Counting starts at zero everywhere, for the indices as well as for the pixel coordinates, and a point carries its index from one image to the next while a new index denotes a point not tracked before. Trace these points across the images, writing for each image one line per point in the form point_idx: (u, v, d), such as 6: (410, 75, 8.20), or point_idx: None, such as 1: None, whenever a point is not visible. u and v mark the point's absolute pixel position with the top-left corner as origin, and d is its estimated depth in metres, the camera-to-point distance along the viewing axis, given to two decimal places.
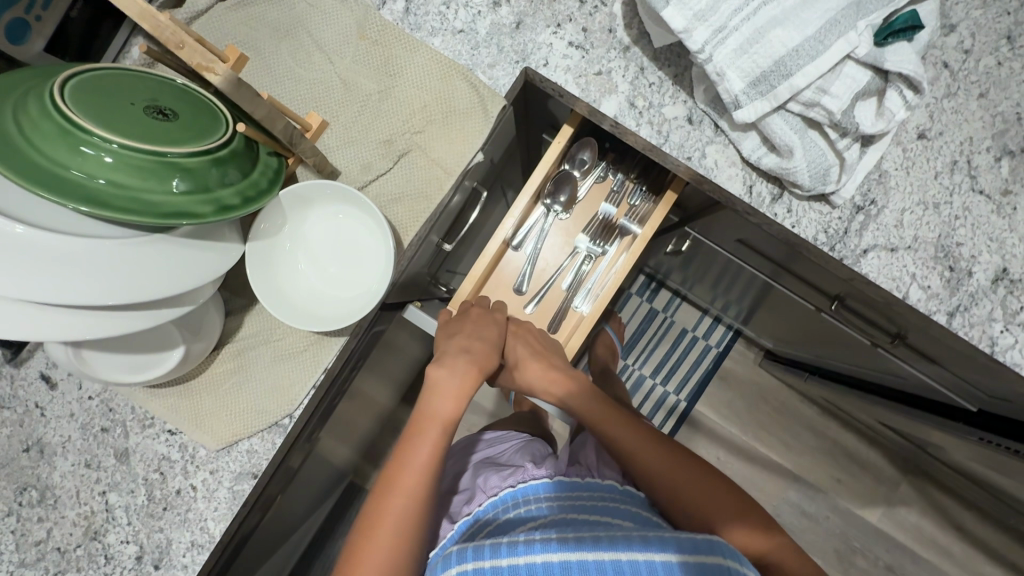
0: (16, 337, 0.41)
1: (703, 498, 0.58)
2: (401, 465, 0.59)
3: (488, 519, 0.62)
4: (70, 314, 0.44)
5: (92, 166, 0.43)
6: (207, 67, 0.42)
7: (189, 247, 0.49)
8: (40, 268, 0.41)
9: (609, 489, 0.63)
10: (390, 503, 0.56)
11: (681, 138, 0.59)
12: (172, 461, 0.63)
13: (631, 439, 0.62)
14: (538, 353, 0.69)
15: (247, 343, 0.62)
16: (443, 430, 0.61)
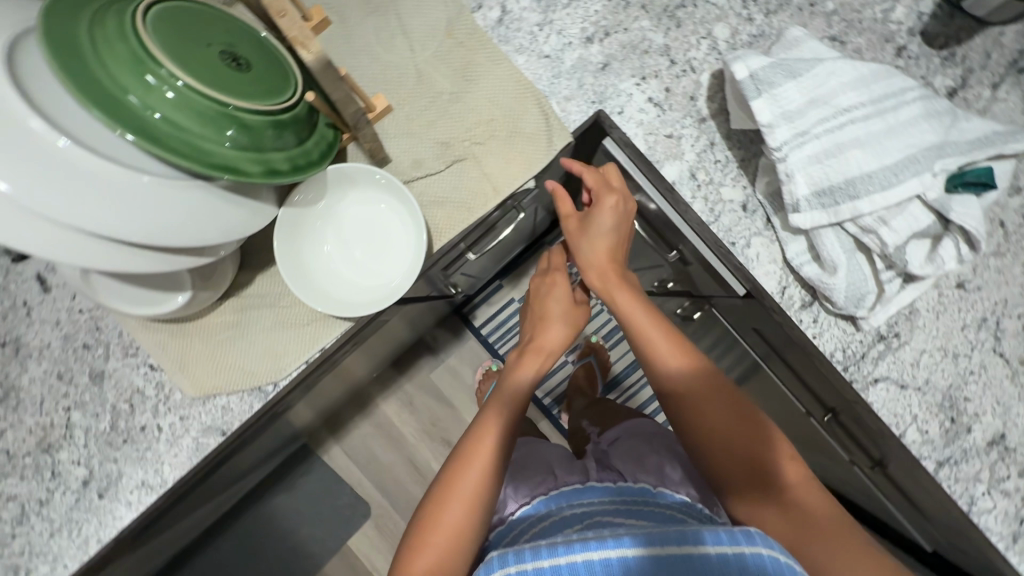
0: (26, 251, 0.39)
1: (747, 462, 0.52)
2: (476, 428, 0.59)
3: (528, 522, 0.61)
4: (87, 239, 0.42)
5: (151, 98, 0.42)
6: (300, 39, 0.42)
7: (223, 200, 0.48)
8: (71, 187, 0.39)
9: (648, 496, 0.63)
10: (463, 469, 0.55)
11: (730, 222, 0.59)
12: (144, 396, 0.61)
13: (681, 377, 0.55)
14: (609, 245, 0.62)
15: (252, 302, 0.61)
16: (513, 400, 0.61)
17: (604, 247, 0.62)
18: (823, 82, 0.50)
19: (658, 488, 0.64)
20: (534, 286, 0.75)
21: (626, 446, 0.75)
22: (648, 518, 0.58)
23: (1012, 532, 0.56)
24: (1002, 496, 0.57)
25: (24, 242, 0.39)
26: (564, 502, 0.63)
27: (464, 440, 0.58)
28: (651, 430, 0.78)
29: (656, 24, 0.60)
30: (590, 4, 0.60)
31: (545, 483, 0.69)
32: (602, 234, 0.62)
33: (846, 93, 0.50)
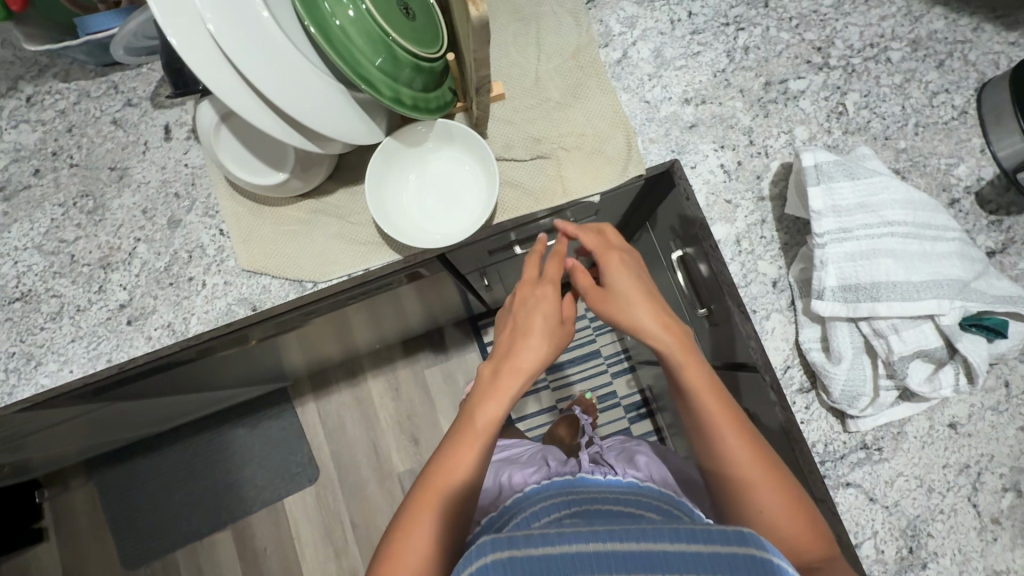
0: (195, 70, 0.49)
1: (776, 513, 0.52)
2: (438, 469, 0.55)
3: (515, 511, 0.62)
4: (243, 91, 0.51)
5: (339, 10, 0.52)
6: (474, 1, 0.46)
7: (350, 109, 0.56)
8: (254, 43, 0.50)
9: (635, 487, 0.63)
10: (422, 519, 0.52)
11: (757, 292, 0.64)
12: (203, 253, 0.68)
13: (710, 422, 0.56)
14: (644, 293, 0.62)
15: (327, 209, 0.68)
16: (486, 430, 0.57)
17: (633, 292, 0.62)
18: (878, 195, 0.56)
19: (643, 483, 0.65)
20: (522, 293, 0.64)
21: (622, 454, 0.77)
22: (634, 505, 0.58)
23: None
24: None
25: (196, 62, 0.49)
26: (554, 485, 0.64)
27: (430, 472, 0.55)
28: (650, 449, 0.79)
29: (747, 108, 0.68)
30: (697, 74, 0.69)
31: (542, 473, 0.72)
32: (629, 281, 0.63)
33: (895, 210, 0.56)
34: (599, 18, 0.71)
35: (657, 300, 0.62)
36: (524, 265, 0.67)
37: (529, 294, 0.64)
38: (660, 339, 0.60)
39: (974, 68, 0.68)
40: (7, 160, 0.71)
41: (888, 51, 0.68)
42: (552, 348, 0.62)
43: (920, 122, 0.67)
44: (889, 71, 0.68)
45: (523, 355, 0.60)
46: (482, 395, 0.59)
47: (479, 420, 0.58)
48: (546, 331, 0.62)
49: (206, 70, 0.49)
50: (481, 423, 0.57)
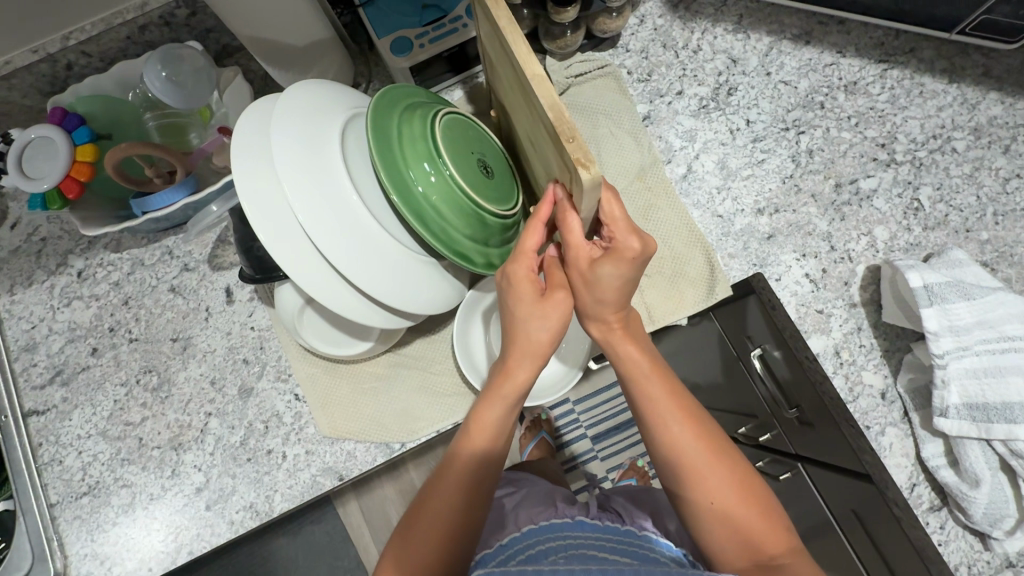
0: (292, 276, 0.47)
1: (730, 510, 0.46)
2: (433, 484, 0.49)
3: (515, 548, 0.56)
4: (344, 289, 0.50)
5: (426, 185, 0.50)
6: (581, 166, 0.39)
7: (443, 280, 0.54)
8: (357, 245, 0.48)
9: (633, 536, 0.58)
10: (424, 538, 0.47)
11: (867, 406, 0.62)
12: (280, 421, 0.65)
13: (662, 407, 0.49)
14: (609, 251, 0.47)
15: (406, 360, 0.65)
16: (465, 463, 0.49)
17: (597, 275, 0.48)
18: (996, 309, 0.55)
19: (643, 531, 0.59)
20: (510, 271, 0.50)
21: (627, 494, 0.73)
22: (629, 556, 0.53)
23: None
24: None
25: (293, 268, 0.47)
26: (550, 529, 0.58)
27: (409, 513, 0.49)
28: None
29: (822, 212, 0.67)
30: (766, 181, 0.68)
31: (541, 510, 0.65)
32: (588, 255, 0.48)
33: (1015, 324, 0.54)
34: (658, 134, 0.71)
35: (626, 295, 0.49)
36: (526, 229, 0.49)
37: (510, 273, 0.50)
38: (636, 355, 0.51)
39: None
40: (62, 341, 0.68)
41: (952, 141, 0.68)
42: (546, 334, 0.50)
43: (998, 211, 0.66)
44: (957, 161, 0.68)
45: (520, 340, 0.50)
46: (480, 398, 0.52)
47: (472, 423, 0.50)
48: (538, 317, 0.49)
49: (303, 273, 0.47)
50: (474, 428, 0.50)
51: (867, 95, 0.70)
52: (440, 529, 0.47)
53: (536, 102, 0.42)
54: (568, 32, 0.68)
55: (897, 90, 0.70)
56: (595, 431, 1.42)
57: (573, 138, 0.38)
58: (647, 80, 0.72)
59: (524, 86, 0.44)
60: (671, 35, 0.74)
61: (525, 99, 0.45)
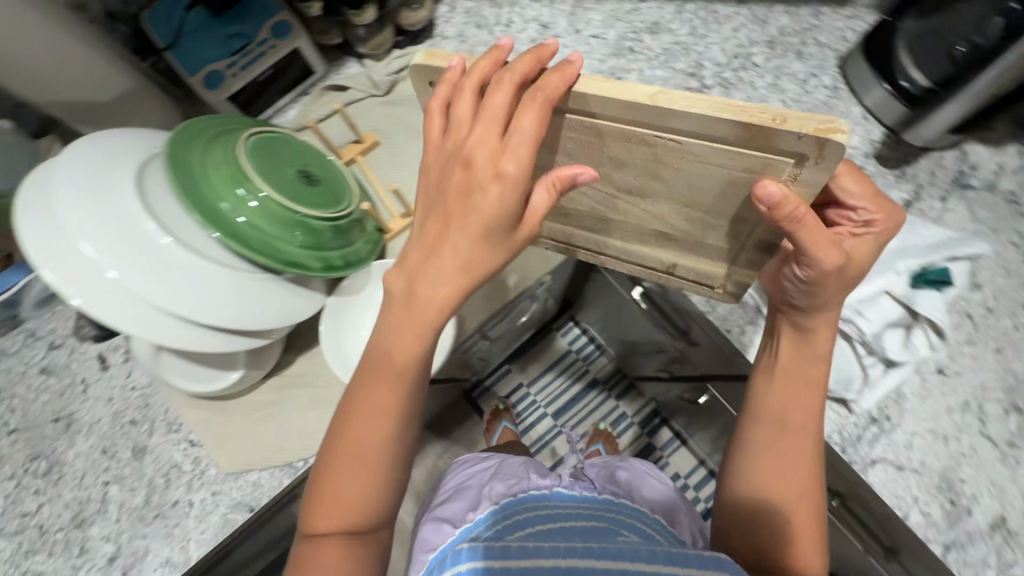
0: (117, 328, 0.47)
1: (768, 483, 0.47)
2: (360, 409, 0.42)
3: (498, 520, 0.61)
4: (184, 324, 0.50)
5: (240, 208, 0.52)
6: (825, 132, 0.33)
7: (289, 292, 0.56)
8: (180, 280, 0.49)
9: (612, 504, 0.63)
10: (334, 480, 0.42)
11: (725, 312, 0.67)
12: (181, 471, 0.65)
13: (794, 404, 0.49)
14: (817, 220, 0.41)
15: (291, 382, 0.66)
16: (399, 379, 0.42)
17: (838, 278, 0.44)
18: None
19: (619, 499, 0.65)
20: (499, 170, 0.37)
21: (604, 471, 0.80)
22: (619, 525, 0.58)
23: None
24: None
25: (117, 321, 0.47)
26: (529, 500, 0.63)
27: (349, 422, 0.43)
28: (639, 466, 0.81)
29: None
30: None
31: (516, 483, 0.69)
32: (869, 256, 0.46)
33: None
34: None
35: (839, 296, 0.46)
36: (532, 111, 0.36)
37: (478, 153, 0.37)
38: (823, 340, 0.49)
39: (828, 48, 0.73)
40: None
41: (753, 57, 0.74)
42: (490, 260, 0.39)
43: (803, 109, 0.72)
44: (759, 74, 0.73)
45: (450, 252, 0.39)
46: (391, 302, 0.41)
47: (390, 354, 0.41)
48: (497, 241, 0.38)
49: (130, 323, 0.47)
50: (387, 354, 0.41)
51: (670, 32, 0.75)
52: (346, 471, 0.42)
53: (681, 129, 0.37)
54: (375, 32, 0.70)
55: (694, 21, 0.75)
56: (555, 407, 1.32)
57: (785, 115, 0.33)
58: None
59: (625, 130, 0.39)
60: (482, 15, 0.76)
61: (579, 133, 0.41)
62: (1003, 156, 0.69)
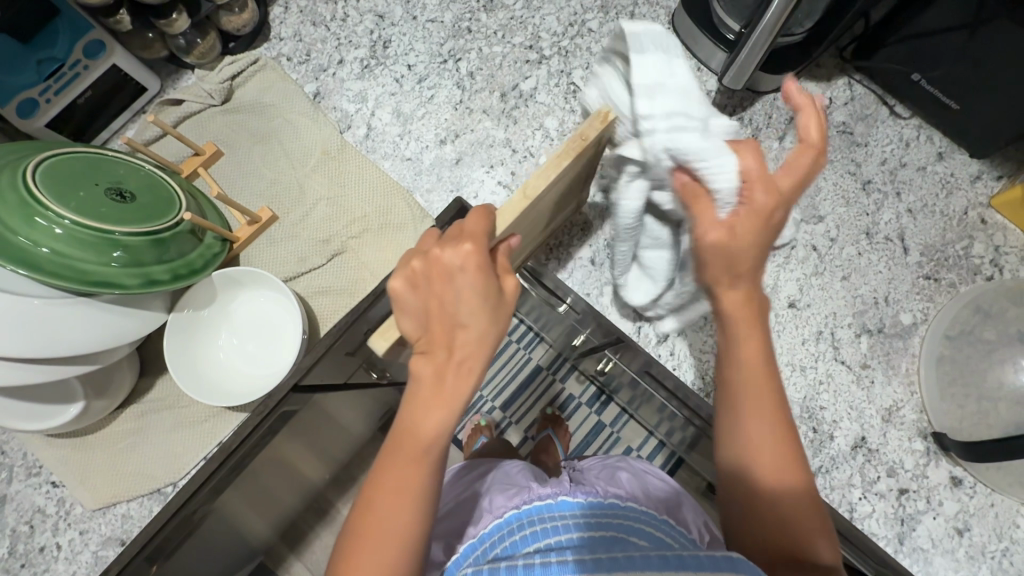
0: None
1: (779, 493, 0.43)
2: (376, 498, 0.41)
3: (493, 541, 0.52)
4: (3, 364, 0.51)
5: (39, 235, 0.50)
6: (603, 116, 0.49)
7: (116, 312, 0.55)
8: None
9: (619, 506, 0.53)
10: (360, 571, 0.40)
11: (583, 277, 0.68)
12: (45, 515, 0.62)
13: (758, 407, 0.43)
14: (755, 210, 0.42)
15: (152, 406, 0.64)
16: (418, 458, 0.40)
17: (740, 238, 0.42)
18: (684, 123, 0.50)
19: (627, 500, 0.55)
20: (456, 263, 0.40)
21: (601, 473, 0.68)
22: (639, 534, 0.49)
23: (897, 534, 0.59)
24: (877, 497, 0.60)
25: None
26: (534, 514, 0.52)
27: (365, 513, 0.41)
28: (637, 464, 0.70)
29: (496, 123, 0.71)
30: (440, 114, 0.72)
31: (517, 495, 0.58)
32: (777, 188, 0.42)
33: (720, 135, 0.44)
34: (332, 106, 0.72)
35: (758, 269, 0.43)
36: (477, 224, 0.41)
37: (449, 267, 0.40)
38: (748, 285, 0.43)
39: (659, 6, 0.74)
40: None
41: (587, 24, 0.74)
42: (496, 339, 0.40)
43: None
44: (595, 39, 0.74)
45: (463, 352, 0.39)
46: (413, 390, 0.40)
47: (411, 431, 0.40)
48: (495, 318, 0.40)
49: None
50: (416, 438, 0.40)
51: (505, 9, 0.75)
52: (376, 553, 0.40)
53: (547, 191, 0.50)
54: (198, 40, 0.70)
55: None
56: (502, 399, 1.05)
57: (586, 132, 0.47)
58: (308, 60, 0.74)
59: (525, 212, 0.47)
60: (317, 11, 0.75)
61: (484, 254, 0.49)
62: (833, 90, 0.71)
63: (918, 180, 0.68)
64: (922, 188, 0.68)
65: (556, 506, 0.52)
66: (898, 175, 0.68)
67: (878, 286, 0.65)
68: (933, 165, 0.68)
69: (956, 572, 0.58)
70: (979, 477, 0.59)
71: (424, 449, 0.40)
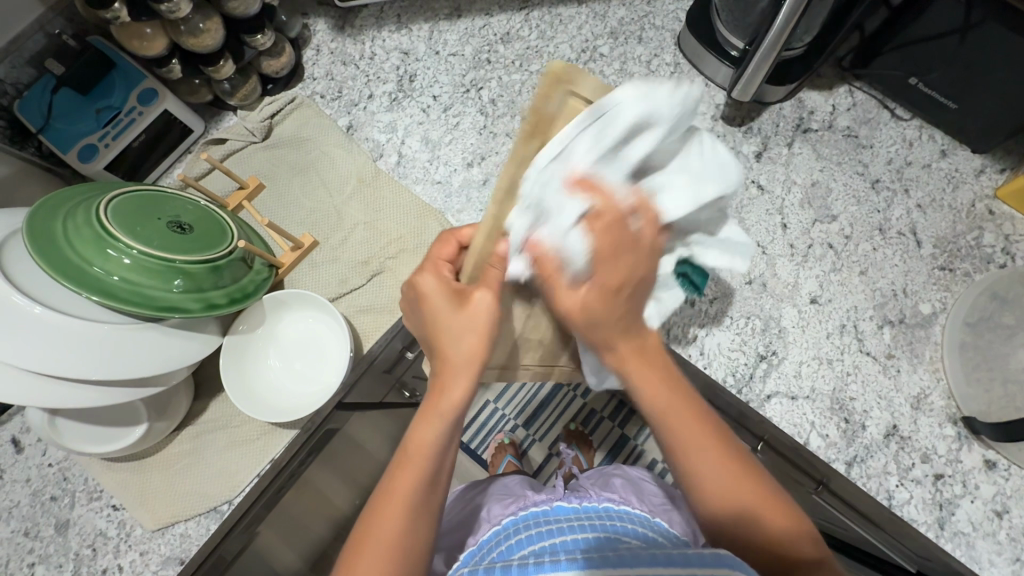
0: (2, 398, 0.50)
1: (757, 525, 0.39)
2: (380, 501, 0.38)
3: (489, 547, 0.55)
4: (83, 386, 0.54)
5: (111, 265, 0.54)
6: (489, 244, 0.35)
7: (176, 336, 0.59)
8: (53, 343, 0.51)
9: (612, 512, 0.57)
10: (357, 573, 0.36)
11: None
12: (107, 538, 0.64)
13: (682, 425, 0.39)
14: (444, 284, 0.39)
15: (207, 427, 0.67)
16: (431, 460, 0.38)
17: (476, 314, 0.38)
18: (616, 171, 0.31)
19: (619, 504, 0.59)
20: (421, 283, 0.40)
21: (597, 483, 0.70)
22: (627, 534, 0.53)
23: (936, 519, 0.61)
24: (913, 484, 0.62)
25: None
26: (531, 519, 0.56)
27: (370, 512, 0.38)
28: (633, 472, 0.72)
29: None
30: (466, 139, 0.76)
31: (516, 502, 0.62)
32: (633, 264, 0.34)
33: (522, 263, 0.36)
34: (364, 137, 0.77)
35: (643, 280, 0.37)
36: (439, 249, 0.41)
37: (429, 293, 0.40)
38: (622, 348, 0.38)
39: (665, 30, 0.79)
40: None
41: (599, 50, 0.80)
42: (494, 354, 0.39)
43: None
44: (608, 63, 0.79)
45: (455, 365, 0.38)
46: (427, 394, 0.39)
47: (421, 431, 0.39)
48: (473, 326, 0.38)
49: (14, 391, 0.50)
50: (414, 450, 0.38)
51: (521, 40, 0.81)
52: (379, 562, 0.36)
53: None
54: (241, 83, 0.76)
55: (541, 26, 0.81)
56: (525, 416, 1.05)
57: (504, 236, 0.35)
58: (340, 96, 0.79)
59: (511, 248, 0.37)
60: (346, 52, 0.81)
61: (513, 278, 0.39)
62: (835, 98, 0.76)
63: (924, 177, 0.71)
64: (929, 184, 0.71)
65: (551, 511, 0.56)
66: (905, 173, 0.72)
67: (896, 279, 0.68)
68: (936, 162, 0.72)
69: (1000, 555, 0.59)
70: (1011, 459, 0.61)
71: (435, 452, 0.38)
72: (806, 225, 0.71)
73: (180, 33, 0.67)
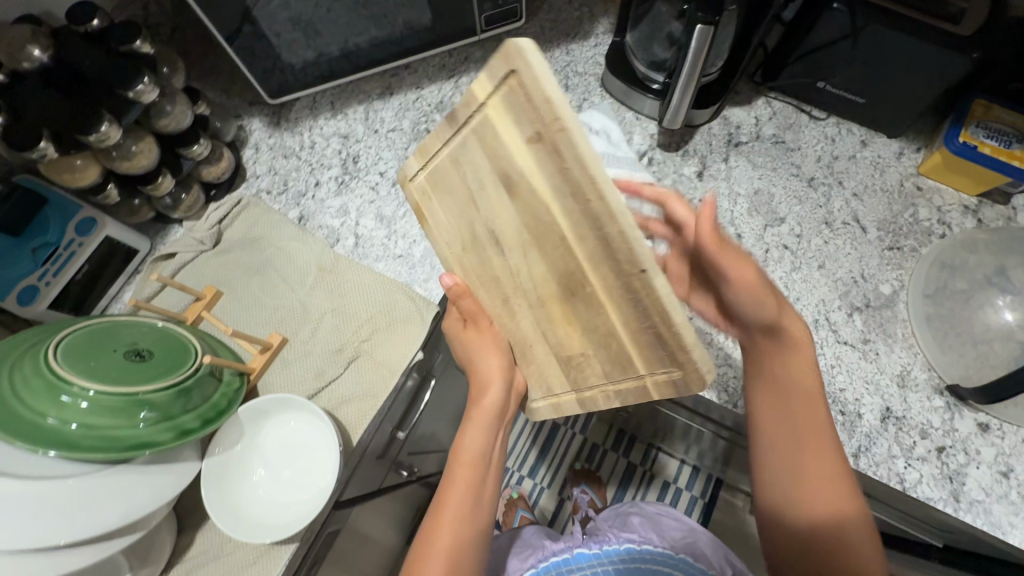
0: None
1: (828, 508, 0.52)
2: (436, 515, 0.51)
3: None
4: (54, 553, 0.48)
5: (67, 413, 0.51)
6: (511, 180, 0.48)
7: (150, 473, 0.55)
8: (20, 509, 0.46)
9: (634, 552, 0.61)
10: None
11: None
12: None
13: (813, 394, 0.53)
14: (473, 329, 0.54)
15: (196, 562, 0.62)
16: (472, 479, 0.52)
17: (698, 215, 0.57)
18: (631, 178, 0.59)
19: (642, 544, 0.63)
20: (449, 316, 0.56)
21: (615, 522, 0.72)
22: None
23: (950, 492, 0.61)
24: (920, 462, 0.62)
25: None
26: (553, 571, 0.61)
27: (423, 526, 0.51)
28: (649, 508, 0.74)
29: None
30: None
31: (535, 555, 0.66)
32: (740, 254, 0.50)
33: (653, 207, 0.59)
34: (318, 224, 0.77)
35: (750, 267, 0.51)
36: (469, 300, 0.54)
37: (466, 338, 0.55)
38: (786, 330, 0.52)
39: (588, 75, 0.84)
40: None
41: None
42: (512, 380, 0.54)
43: None
44: None
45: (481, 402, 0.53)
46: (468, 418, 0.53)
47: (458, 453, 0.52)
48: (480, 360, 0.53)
49: None
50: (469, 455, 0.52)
51: (455, 105, 0.83)
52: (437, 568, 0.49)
53: (498, 219, 0.48)
54: (183, 195, 0.75)
55: (471, 90, 0.84)
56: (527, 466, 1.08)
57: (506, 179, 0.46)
58: (286, 189, 0.79)
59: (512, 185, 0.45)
60: (285, 145, 0.81)
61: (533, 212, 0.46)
62: (755, 110, 0.81)
63: (853, 168, 0.76)
64: (859, 174, 0.76)
65: (573, 559, 0.62)
66: (835, 168, 0.76)
67: (853, 266, 0.71)
68: (860, 152, 0.77)
69: (1018, 515, 0.60)
70: (1002, 418, 0.63)
71: (476, 469, 0.52)
72: (758, 232, 0.74)
73: (112, 159, 0.65)
